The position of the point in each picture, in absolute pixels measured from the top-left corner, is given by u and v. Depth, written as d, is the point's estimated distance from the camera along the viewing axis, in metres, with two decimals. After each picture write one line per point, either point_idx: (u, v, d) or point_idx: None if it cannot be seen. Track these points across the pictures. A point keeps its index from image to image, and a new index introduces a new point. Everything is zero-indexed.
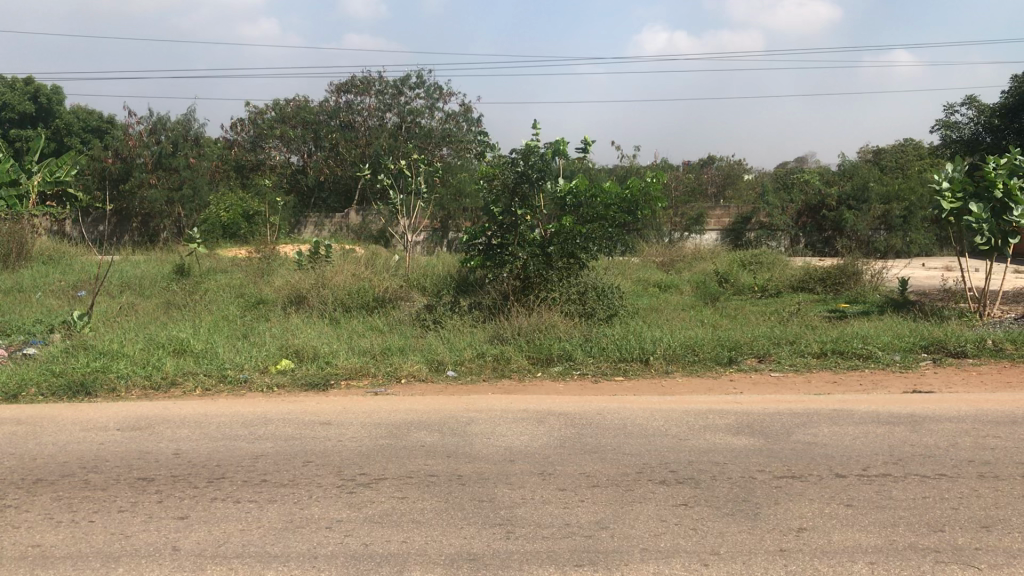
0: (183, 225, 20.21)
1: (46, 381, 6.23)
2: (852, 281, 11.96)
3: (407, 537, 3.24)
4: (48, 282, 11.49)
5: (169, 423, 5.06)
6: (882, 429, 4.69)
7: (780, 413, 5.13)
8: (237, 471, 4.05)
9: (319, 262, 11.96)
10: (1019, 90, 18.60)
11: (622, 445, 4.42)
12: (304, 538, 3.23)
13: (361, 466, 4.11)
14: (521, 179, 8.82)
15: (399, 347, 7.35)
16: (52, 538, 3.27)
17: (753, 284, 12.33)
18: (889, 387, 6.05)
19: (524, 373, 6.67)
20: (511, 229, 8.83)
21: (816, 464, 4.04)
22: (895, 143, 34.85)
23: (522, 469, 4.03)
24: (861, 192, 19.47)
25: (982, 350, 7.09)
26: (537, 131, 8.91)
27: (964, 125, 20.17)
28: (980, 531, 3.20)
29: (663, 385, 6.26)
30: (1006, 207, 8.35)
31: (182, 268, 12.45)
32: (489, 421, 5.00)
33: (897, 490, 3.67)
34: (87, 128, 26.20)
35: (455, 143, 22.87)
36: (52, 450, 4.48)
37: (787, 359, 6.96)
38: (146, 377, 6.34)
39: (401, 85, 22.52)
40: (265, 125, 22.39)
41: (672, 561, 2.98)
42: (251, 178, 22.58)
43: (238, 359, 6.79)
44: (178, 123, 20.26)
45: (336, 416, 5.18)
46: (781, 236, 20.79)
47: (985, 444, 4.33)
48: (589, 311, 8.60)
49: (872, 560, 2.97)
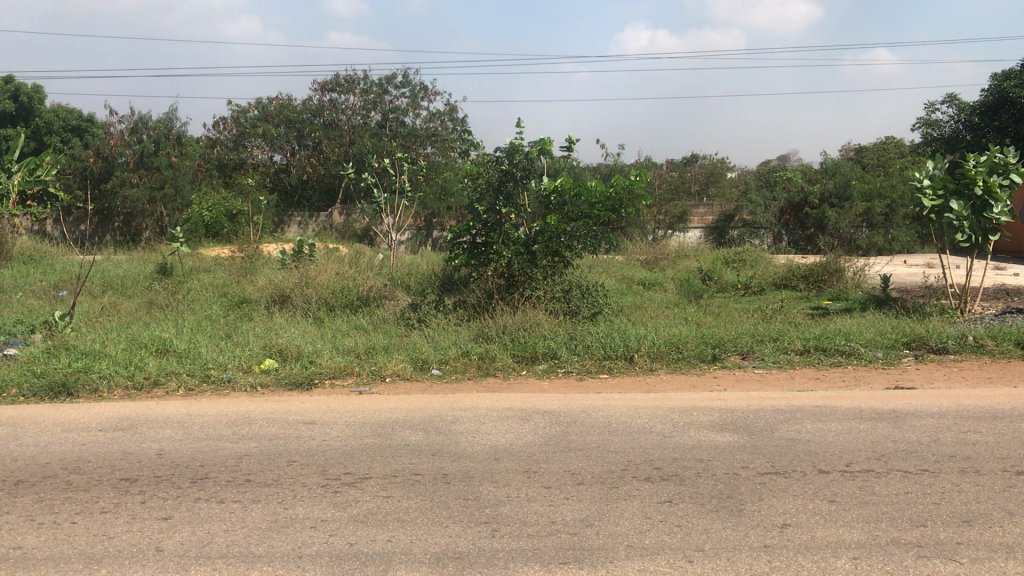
0: (165, 224, 20.01)
1: (26, 383, 6.14)
2: (835, 278, 12.04)
3: (392, 535, 3.23)
4: (27, 283, 11.33)
5: (153, 423, 5.02)
6: (865, 425, 4.74)
7: (763, 409, 5.18)
8: (220, 471, 4.02)
9: (303, 261, 11.81)
10: (999, 89, 18.97)
11: (608, 442, 4.46)
12: (288, 537, 3.22)
13: (345, 465, 4.09)
14: (506, 178, 8.60)
15: (383, 347, 7.30)
16: (33, 540, 3.22)
17: (736, 282, 12.40)
18: (872, 383, 6.14)
19: (508, 371, 6.67)
20: (495, 227, 8.76)
21: (799, 460, 4.08)
22: (875, 148, 35.38)
23: (507, 468, 4.03)
24: (843, 190, 19.62)
25: (964, 346, 7.21)
26: (520, 130, 8.83)
27: (945, 124, 20.68)
28: (962, 525, 3.25)
29: (647, 382, 6.30)
30: (986, 205, 8.53)
31: (165, 268, 12.31)
32: (475, 419, 5.00)
33: (880, 486, 3.72)
34: (68, 128, 25.89)
35: (439, 142, 22.98)
36: (34, 451, 4.43)
37: (770, 356, 7.03)
38: (127, 378, 6.27)
39: (385, 83, 22.44)
40: (247, 123, 22.04)
41: (657, 558, 2.99)
42: (234, 177, 22.39)
43: (221, 359, 6.72)
44: (159, 122, 19.86)
45: (320, 415, 5.16)
46: (764, 233, 20.80)
47: (966, 440, 4.38)
48: (573, 309, 8.68)
49: (855, 556, 2.99)
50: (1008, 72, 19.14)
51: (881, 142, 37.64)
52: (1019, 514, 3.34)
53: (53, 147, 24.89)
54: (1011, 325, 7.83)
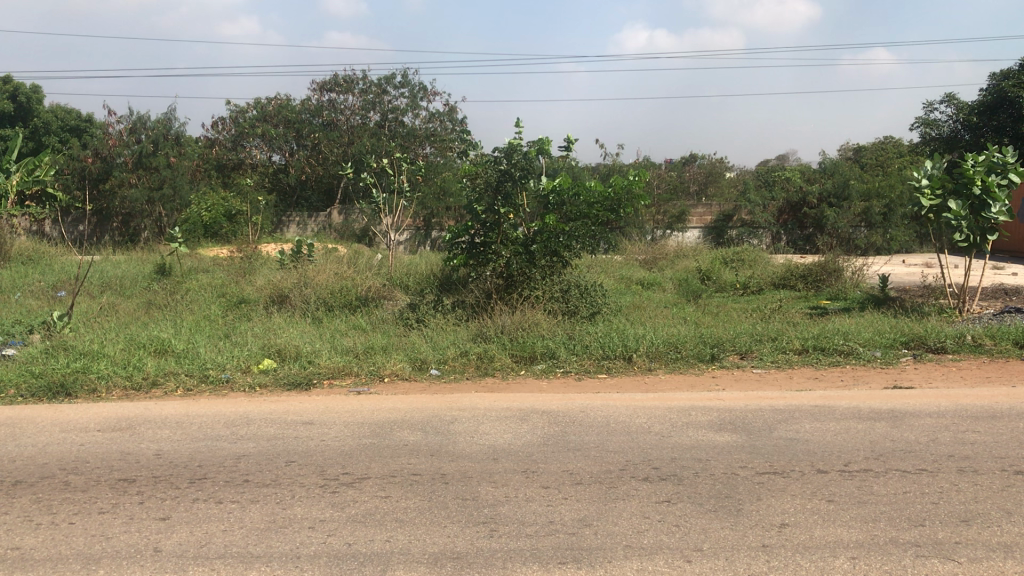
0: (164, 224, 20.01)
1: (24, 383, 6.13)
2: (832, 277, 12.08)
3: (390, 536, 3.22)
4: (26, 283, 11.33)
5: (151, 423, 5.02)
6: (863, 424, 4.74)
7: (762, 409, 5.19)
8: (219, 471, 4.02)
9: (302, 261, 11.80)
10: (996, 89, 19.01)
11: (606, 442, 4.46)
12: (286, 537, 3.22)
13: (343, 465, 4.09)
14: (504, 178, 8.59)
15: (382, 347, 7.30)
16: (31, 540, 3.22)
17: (734, 282, 12.40)
18: (870, 383, 6.14)
19: (507, 371, 6.67)
20: (494, 227, 8.76)
21: (797, 460, 4.08)
22: (874, 148, 35.45)
23: (506, 468, 4.03)
24: (841, 190, 19.66)
25: (963, 345, 7.21)
26: (519, 129, 8.83)
27: (942, 124, 20.85)
28: (960, 524, 3.25)
29: (647, 382, 6.30)
30: (983, 204, 8.55)
31: (164, 268, 12.30)
32: (474, 419, 5.01)
33: (878, 485, 3.72)
34: (66, 127, 25.83)
35: (438, 142, 22.99)
36: (33, 451, 4.43)
37: (769, 356, 7.03)
38: (125, 378, 6.27)
39: (384, 83, 22.44)
40: (245, 123, 22.01)
41: (655, 557, 2.99)
42: (232, 177, 22.37)
43: (218, 359, 6.72)
44: (157, 122, 19.86)
45: (318, 415, 5.16)
46: (763, 233, 20.86)
47: (965, 439, 4.39)
48: (572, 309, 8.70)
49: (854, 556, 3.00)
50: (1006, 71, 19.17)
51: (880, 141, 37.77)
52: (1018, 514, 3.34)
53: (52, 147, 24.85)
54: (1009, 325, 7.82)
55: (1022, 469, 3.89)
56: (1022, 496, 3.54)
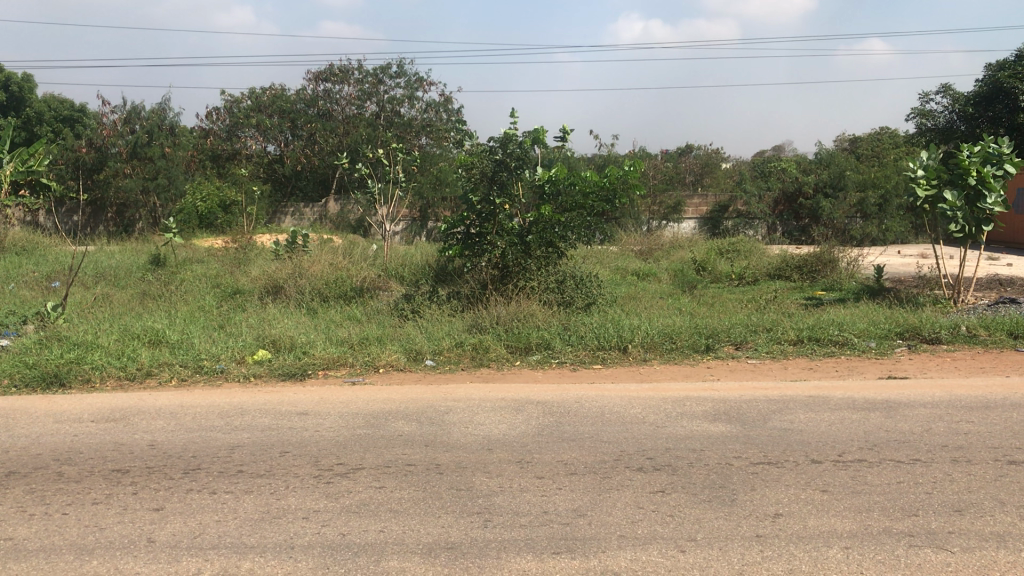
0: (159, 215, 19.86)
1: (19, 373, 6.08)
2: (828, 269, 12.06)
3: (385, 526, 3.22)
4: (20, 274, 11.23)
5: (145, 414, 4.99)
6: (857, 415, 4.75)
7: (756, 400, 5.18)
8: (213, 462, 4.01)
9: (296, 253, 11.57)
10: (992, 79, 19.01)
11: (600, 433, 4.44)
12: (279, 528, 3.20)
13: (338, 456, 4.08)
14: (500, 168, 8.58)
15: (377, 336, 7.27)
16: (24, 531, 3.21)
17: (730, 273, 12.37)
18: (864, 373, 6.15)
19: (502, 362, 6.67)
20: (489, 218, 8.72)
21: (792, 451, 4.08)
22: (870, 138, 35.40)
23: (500, 458, 4.02)
24: (837, 180, 19.66)
25: (957, 336, 7.20)
26: (514, 119, 8.74)
27: (938, 114, 20.66)
28: (953, 514, 3.26)
29: (641, 373, 6.29)
30: (979, 195, 8.51)
31: (158, 258, 12.17)
32: (468, 410, 4.99)
33: (872, 476, 3.72)
34: (58, 118, 25.55)
35: (434, 133, 22.77)
36: (25, 442, 4.40)
37: (764, 347, 7.01)
38: (120, 368, 6.22)
39: (381, 73, 22.24)
40: (241, 113, 21.87)
41: (649, 547, 3.00)
42: (227, 167, 22.15)
43: (214, 350, 6.68)
44: (152, 112, 19.67)
45: (312, 407, 5.12)
46: (759, 224, 20.83)
47: (958, 429, 4.40)
48: (567, 300, 8.63)
49: (847, 545, 3.01)
50: (1002, 62, 19.17)
51: (876, 131, 37.67)
52: (1011, 503, 3.36)
53: (44, 136, 24.62)
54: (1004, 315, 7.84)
55: (1017, 459, 3.90)
56: (1013, 486, 3.56)
